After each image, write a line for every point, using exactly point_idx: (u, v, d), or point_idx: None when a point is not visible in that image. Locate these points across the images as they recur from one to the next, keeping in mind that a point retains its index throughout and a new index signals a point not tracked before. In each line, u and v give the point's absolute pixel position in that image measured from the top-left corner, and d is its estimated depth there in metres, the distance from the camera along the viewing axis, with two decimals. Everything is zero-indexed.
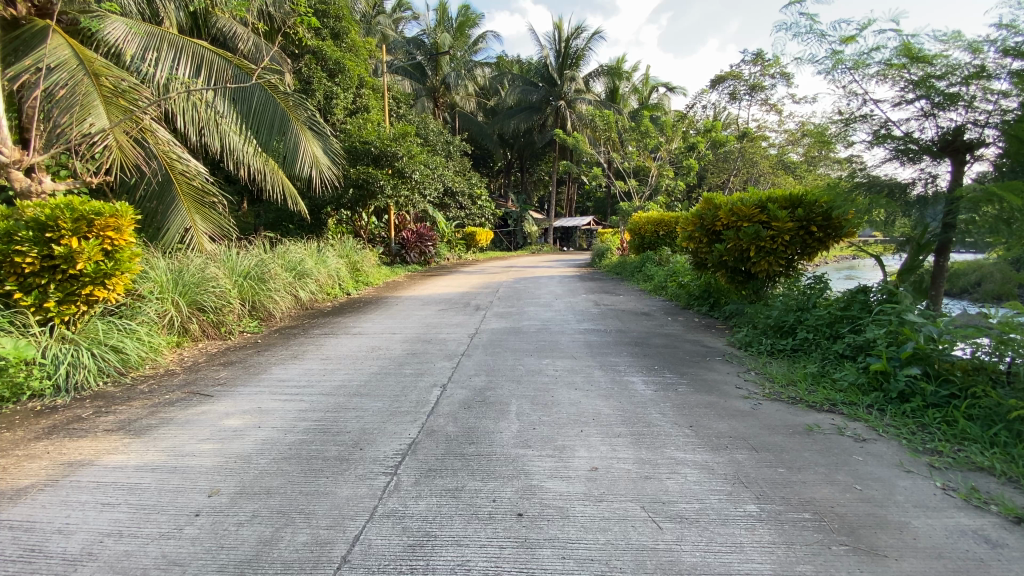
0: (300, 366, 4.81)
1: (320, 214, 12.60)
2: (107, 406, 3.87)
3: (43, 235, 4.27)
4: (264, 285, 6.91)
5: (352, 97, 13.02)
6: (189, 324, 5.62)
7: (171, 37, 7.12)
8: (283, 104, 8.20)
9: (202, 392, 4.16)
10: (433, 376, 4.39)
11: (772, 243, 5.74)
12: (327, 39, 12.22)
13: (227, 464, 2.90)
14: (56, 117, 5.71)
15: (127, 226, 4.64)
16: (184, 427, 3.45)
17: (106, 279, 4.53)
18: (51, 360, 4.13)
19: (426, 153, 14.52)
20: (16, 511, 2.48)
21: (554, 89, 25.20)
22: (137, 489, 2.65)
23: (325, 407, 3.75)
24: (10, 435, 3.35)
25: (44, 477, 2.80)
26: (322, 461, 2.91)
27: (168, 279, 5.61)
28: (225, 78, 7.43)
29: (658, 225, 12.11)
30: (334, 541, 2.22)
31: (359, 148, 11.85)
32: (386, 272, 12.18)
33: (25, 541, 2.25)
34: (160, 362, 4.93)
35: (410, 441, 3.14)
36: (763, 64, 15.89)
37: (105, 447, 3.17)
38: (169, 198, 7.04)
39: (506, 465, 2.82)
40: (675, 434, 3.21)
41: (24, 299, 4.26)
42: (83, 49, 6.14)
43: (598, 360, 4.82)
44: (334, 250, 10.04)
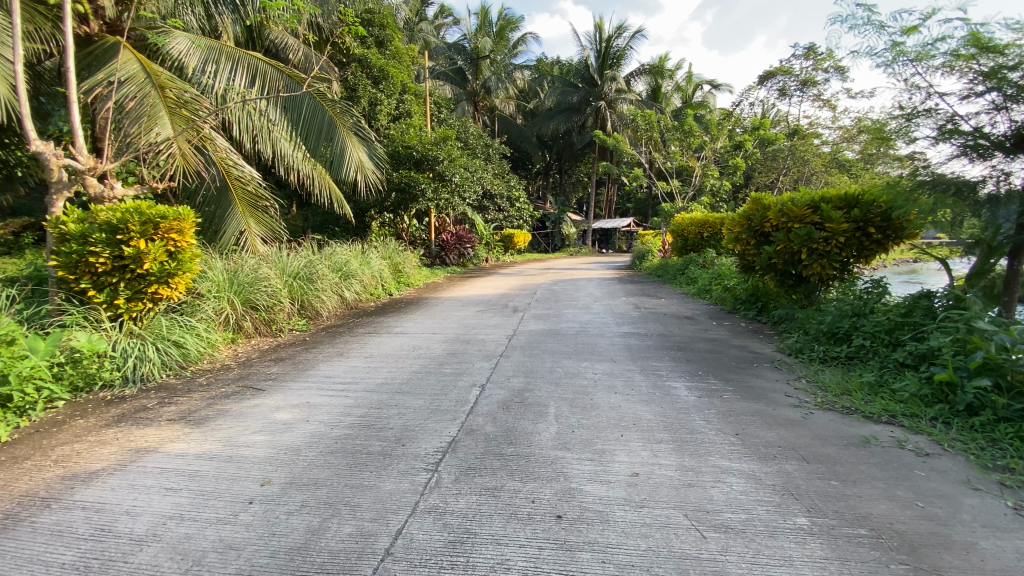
0: (345, 363, 4.98)
1: (364, 217, 13.00)
2: (170, 397, 4.13)
3: (114, 237, 4.59)
4: (313, 285, 7.20)
5: (395, 103, 13.35)
6: (243, 322, 5.91)
7: (228, 49, 7.52)
8: (331, 111, 8.52)
9: (255, 386, 4.37)
10: (472, 377, 4.42)
11: (825, 246, 5.47)
12: (371, 48, 12.57)
13: (278, 456, 3.03)
14: (125, 127, 6.13)
15: (189, 229, 4.95)
16: (238, 419, 3.63)
17: (169, 278, 4.84)
18: (120, 353, 4.46)
19: (466, 156, 14.71)
20: (88, 493, 2.68)
21: (594, 90, 25.12)
22: (196, 477, 2.81)
23: (369, 403, 3.85)
24: (84, 422, 3.63)
25: (112, 463, 3.01)
26: (366, 456, 3.00)
27: (225, 279, 5.91)
28: (278, 87, 7.79)
29: (703, 226, 11.77)
30: (378, 534, 2.27)
31: (402, 153, 12.19)
32: (426, 274, 12.37)
33: (96, 521, 2.42)
34: (217, 357, 5.21)
35: (450, 439, 3.19)
36: (816, 58, 15.22)
37: (168, 435, 3.38)
38: (226, 202, 7.45)
39: (546, 467, 2.82)
40: (720, 442, 3.12)
41: (97, 296, 4.60)
42: (149, 64, 6.59)
43: (638, 364, 4.74)
44: (377, 252, 10.32)
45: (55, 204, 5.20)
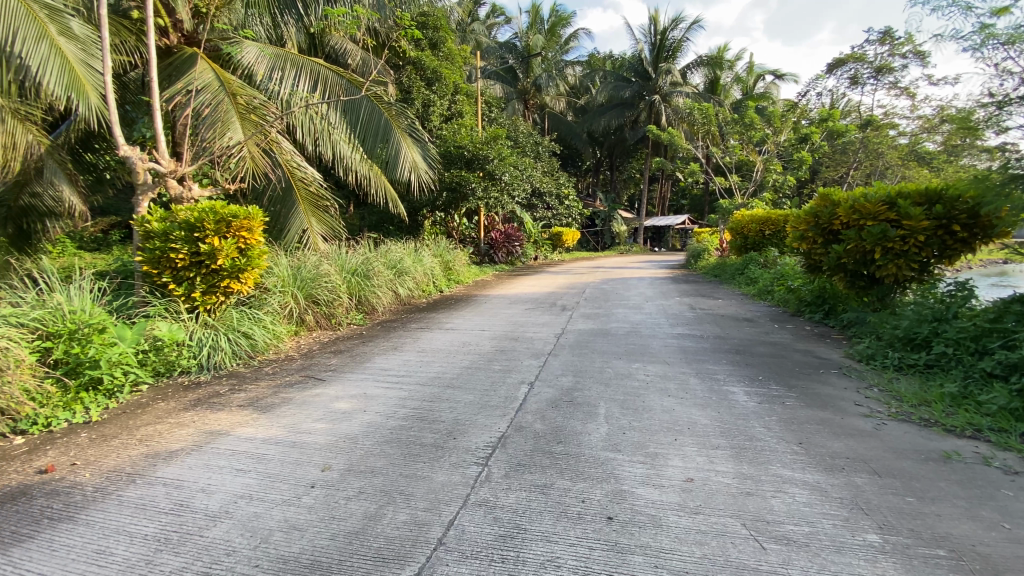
0: (399, 357, 5.14)
1: (417, 216, 13.35)
2: (240, 384, 4.42)
3: (192, 235, 4.97)
4: (369, 281, 7.47)
5: (447, 104, 13.58)
6: (305, 315, 6.22)
7: (293, 57, 7.93)
8: (387, 113, 8.78)
9: (316, 376, 4.60)
10: (521, 374, 4.45)
11: (902, 245, 5.10)
12: (425, 50, 12.87)
13: (338, 443, 3.18)
14: (202, 132, 6.60)
15: (257, 227, 5.28)
16: (301, 407, 3.83)
17: (240, 274, 5.17)
18: (196, 342, 4.83)
19: (516, 154, 14.77)
20: (169, 470, 2.92)
21: (648, 84, 24.60)
22: (263, 459, 2.99)
23: (421, 396, 3.96)
24: (166, 405, 3.96)
25: (189, 443, 3.26)
26: (419, 447, 3.08)
27: (289, 274, 6.24)
28: (338, 91, 8.13)
29: (764, 224, 11.39)
30: (431, 523, 2.34)
31: (453, 153, 12.46)
32: (476, 271, 12.55)
33: (176, 497, 2.64)
34: (281, 348, 5.51)
35: (500, 434, 3.22)
36: (893, 43, 14.14)
37: (239, 420, 3.62)
38: (290, 202, 7.87)
39: (596, 467, 2.79)
40: (781, 450, 2.97)
41: (177, 289, 4.99)
42: (223, 72, 7.04)
43: (693, 367, 4.60)
44: (429, 249, 10.56)
45: (141, 204, 5.68)
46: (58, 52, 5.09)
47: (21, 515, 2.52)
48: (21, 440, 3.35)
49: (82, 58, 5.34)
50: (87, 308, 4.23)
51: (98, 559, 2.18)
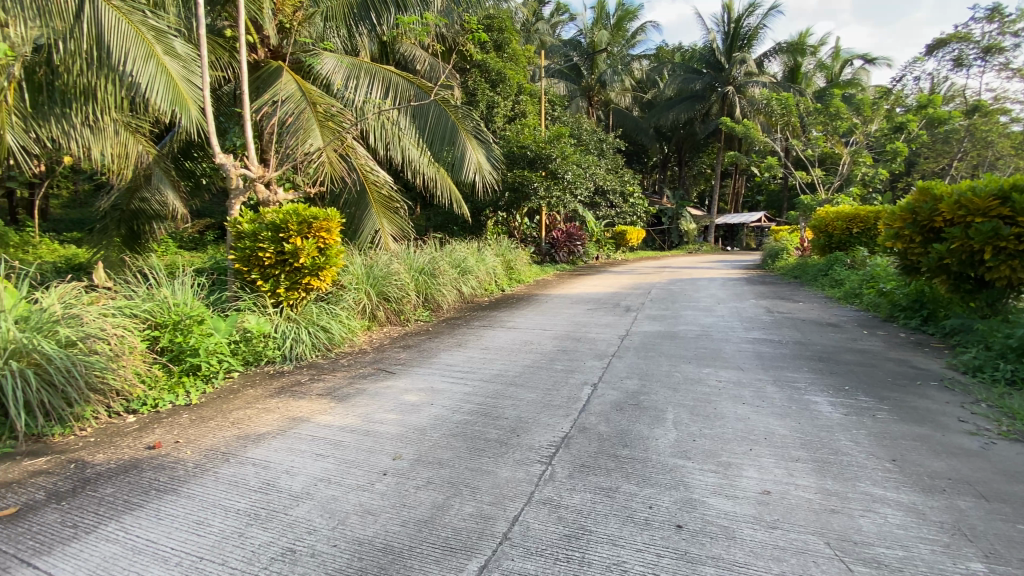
0: (463, 354, 5.27)
1: (480, 216, 13.58)
2: (318, 375, 4.72)
3: (278, 235, 5.38)
4: (435, 280, 7.72)
5: (511, 104, 13.68)
6: (377, 311, 6.53)
7: (367, 66, 8.34)
8: (453, 116, 8.98)
9: (387, 369, 4.82)
10: (584, 375, 4.41)
11: (1017, 245, 4.55)
12: (490, 52, 13.06)
13: (407, 434, 3.31)
14: (287, 140, 7.10)
15: (336, 227, 5.62)
16: (373, 398, 4.03)
17: (319, 271, 5.53)
18: (281, 334, 5.21)
19: (580, 153, 14.64)
20: (258, 451, 3.18)
21: (721, 75, 23.73)
22: (339, 446, 3.18)
23: (485, 393, 4.03)
24: (254, 391, 4.31)
25: (275, 427, 3.53)
26: (484, 442, 3.14)
27: (363, 273, 6.57)
28: (408, 97, 8.46)
29: (851, 221, 10.56)
30: (496, 518, 2.38)
31: (517, 153, 12.59)
32: (537, 271, 12.58)
33: (263, 476, 2.86)
34: (355, 342, 5.82)
35: (563, 434, 3.21)
36: (1004, 20, 12.57)
37: (318, 408, 3.87)
38: (364, 204, 8.30)
39: (664, 474, 2.71)
40: (870, 467, 2.74)
41: (265, 285, 5.40)
42: (304, 83, 7.51)
43: (769, 374, 4.34)
44: (491, 249, 10.71)
45: (234, 207, 6.18)
46: (164, 70, 5.60)
47: (135, 485, 2.84)
48: (134, 418, 3.77)
49: (182, 74, 5.88)
50: (188, 300, 4.68)
51: (198, 529, 2.41)
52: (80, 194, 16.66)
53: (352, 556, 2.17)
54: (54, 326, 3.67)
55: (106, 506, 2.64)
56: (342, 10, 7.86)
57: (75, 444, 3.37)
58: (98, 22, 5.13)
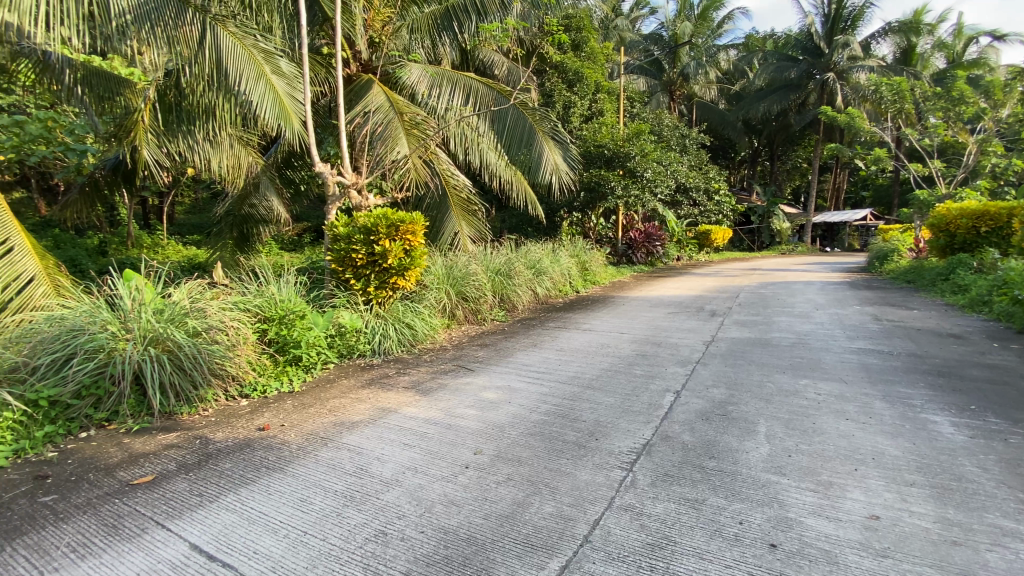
0: (540, 354, 5.31)
1: (555, 217, 13.59)
2: (403, 369, 4.99)
3: (370, 238, 5.76)
4: (511, 281, 7.84)
5: (589, 103, 13.53)
6: (457, 310, 6.77)
7: (449, 73, 8.65)
8: (531, 119, 9.04)
9: (466, 366, 4.98)
10: (666, 381, 4.26)
11: None
12: (568, 52, 13.03)
13: (488, 430, 3.40)
14: (377, 148, 7.49)
15: (420, 230, 5.92)
16: (454, 394, 4.18)
17: (405, 271, 5.85)
18: (371, 330, 5.57)
19: (660, 150, 14.16)
20: (352, 438, 3.43)
21: (819, 61, 22.02)
22: (425, 438, 3.34)
23: (563, 394, 4.04)
24: (348, 382, 4.65)
25: (367, 416, 3.79)
26: (563, 443, 3.15)
27: (444, 273, 6.83)
28: (487, 102, 8.66)
29: (979, 218, 9.29)
30: (576, 519, 2.39)
31: (594, 152, 12.43)
32: (613, 272, 12.35)
33: (357, 462, 3.08)
34: (437, 339, 6.07)
35: (645, 441, 3.14)
36: None
37: (404, 400, 4.09)
38: (445, 208, 8.65)
39: (756, 489, 2.57)
40: (1004, 498, 2.41)
41: (357, 284, 5.79)
42: (392, 94, 7.91)
43: (877, 388, 3.94)
44: (567, 250, 10.67)
45: (331, 212, 6.67)
46: (272, 88, 6.18)
47: (249, 462, 3.17)
48: (246, 402, 4.21)
49: (286, 91, 6.46)
50: (291, 296, 5.13)
51: (302, 506, 2.65)
52: (200, 201, 18.76)
53: (438, 544, 2.27)
54: (184, 318, 4.18)
55: (226, 479, 2.97)
56: (428, 21, 8.31)
57: (199, 422, 3.82)
58: (217, 48, 5.77)
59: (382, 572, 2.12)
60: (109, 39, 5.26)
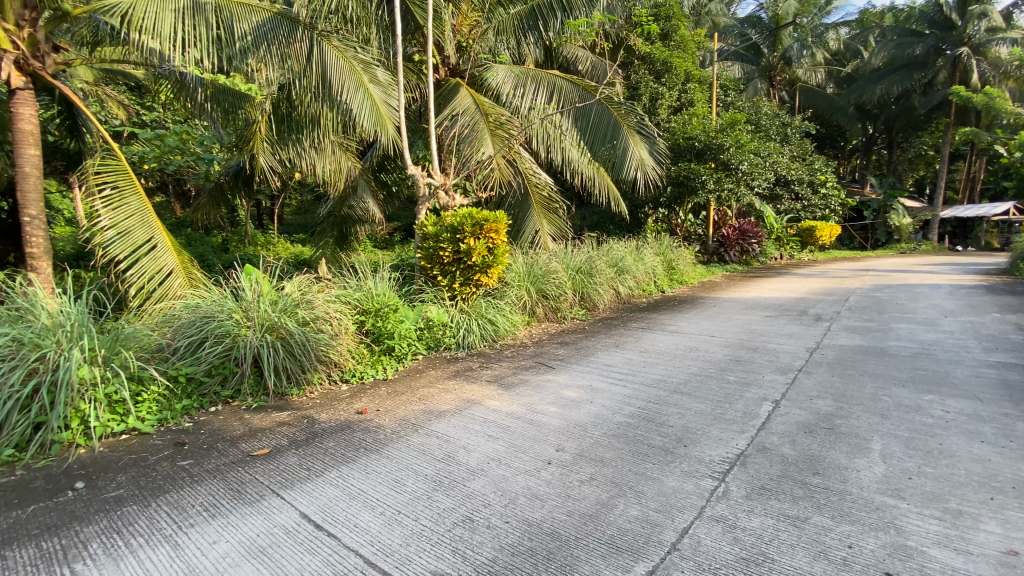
0: (623, 355, 5.21)
1: (639, 213, 13.21)
2: (486, 363, 5.13)
3: (456, 236, 6.00)
4: (593, 279, 7.74)
5: (678, 94, 12.98)
6: (537, 308, 6.82)
7: (533, 72, 8.70)
8: (616, 114, 8.83)
9: (547, 364, 5.02)
10: (762, 390, 3.98)
11: None
12: (657, 43, 12.60)
13: (570, 429, 3.41)
14: (463, 150, 7.73)
15: (503, 228, 6.08)
16: (536, 390, 4.23)
17: (488, 269, 6.02)
18: (456, 325, 5.79)
19: (757, 140, 13.24)
20: (440, 426, 3.59)
21: (951, 35, 19.64)
22: (508, 431, 3.42)
23: (648, 397, 3.93)
24: (434, 373, 4.87)
25: (453, 407, 3.95)
26: (648, 447, 3.08)
27: (525, 271, 6.91)
28: (571, 99, 8.60)
29: None
30: (663, 526, 2.33)
31: (683, 145, 11.88)
32: (702, 271, 11.74)
33: (445, 449, 3.23)
34: (517, 335, 6.16)
35: (738, 451, 2.98)
36: None
37: (487, 393, 4.21)
38: (526, 207, 8.75)
39: (868, 512, 2.34)
40: None
41: (443, 280, 6.04)
42: (478, 96, 8.11)
43: (1022, 408, 3.41)
44: (651, 248, 10.31)
45: (421, 211, 7.02)
46: (369, 96, 6.60)
47: (349, 442, 3.44)
48: (346, 386, 4.58)
49: (382, 98, 6.87)
50: (385, 290, 5.48)
51: (396, 487, 2.83)
52: (304, 203, 20.50)
53: (523, 535, 2.32)
54: (295, 308, 4.61)
55: (329, 457, 3.25)
56: (512, 23, 8.55)
57: (306, 403, 4.22)
58: (323, 62, 6.28)
59: (469, 557, 2.21)
60: (233, 59, 5.92)
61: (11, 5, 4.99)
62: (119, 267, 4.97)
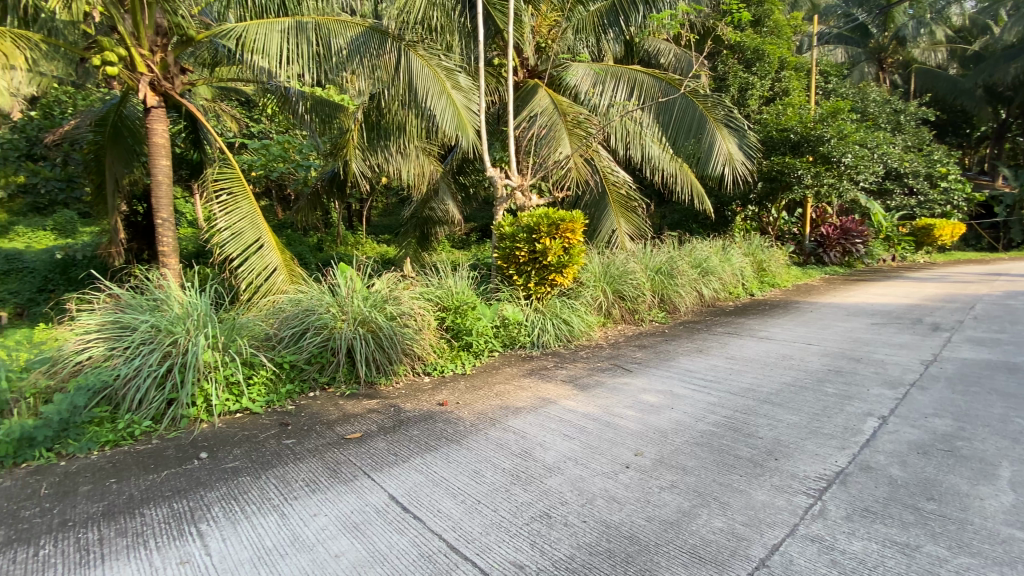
0: (706, 360, 4.98)
1: (726, 211, 12.53)
2: (561, 363, 5.15)
3: (531, 236, 6.07)
4: (674, 280, 7.46)
5: (770, 83, 12.16)
6: (613, 309, 6.70)
7: (614, 69, 8.57)
8: (702, 107, 8.41)
9: (624, 366, 4.93)
10: (867, 405, 3.63)
11: None
12: (748, 30, 11.90)
13: (649, 434, 3.33)
14: (541, 151, 7.78)
15: (580, 228, 6.06)
16: (613, 393, 4.18)
17: (563, 268, 6.03)
18: (531, 323, 5.85)
19: (864, 129, 12.05)
20: (517, 422, 3.66)
21: None
22: (585, 432, 3.41)
23: (734, 406, 3.74)
24: (510, 370, 4.97)
25: (529, 404, 4.01)
26: (735, 458, 2.93)
27: (601, 271, 6.82)
28: (653, 94, 8.35)
29: None
30: (751, 540, 2.22)
31: (776, 137, 11.10)
32: (797, 274, 10.89)
33: (522, 445, 3.29)
34: (593, 336, 6.10)
35: (837, 469, 2.75)
36: None
37: (563, 393, 4.22)
38: (603, 206, 8.64)
39: (997, 547, 2.07)
40: None
41: (519, 280, 6.14)
42: (556, 96, 8.12)
43: None
44: (739, 248, 9.73)
45: (498, 212, 7.17)
46: (452, 103, 6.82)
47: (431, 432, 3.62)
48: (428, 379, 4.81)
49: (464, 104, 7.05)
50: (464, 288, 5.68)
51: (475, 477, 2.93)
52: (390, 205, 21.64)
53: (601, 536, 2.32)
54: (384, 304, 4.91)
55: (413, 444, 3.44)
56: (592, 19, 8.51)
57: (392, 392, 4.49)
58: (410, 71, 6.60)
59: (547, 552, 2.25)
60: (330, 73, 6.39)
61: (147, 34, 5.73)
62: (232, 265, 5.58)
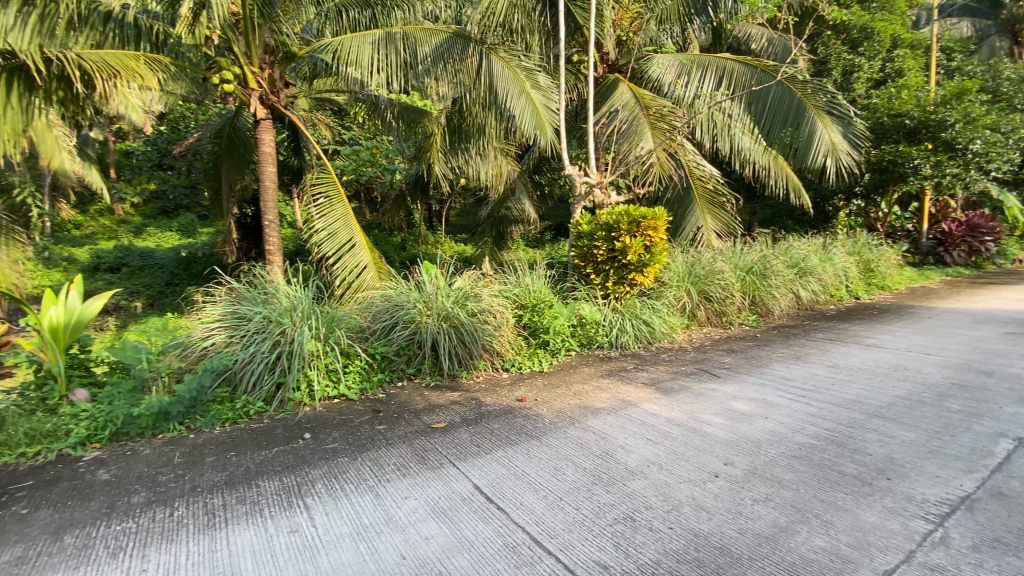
0: (803, 368, 4.63)
1: (826, 206, 11.51)
2: (642, 365, 5.03)
3: (610, 234, 5.98)
4: (766, 281, 6.98)
5: (880, 64, 10.99)
6: (698, 310, 6.41)
7: (701, 58, 8.22)
8: (801, 94, 7.83)
9: (710, 371, 4.71)
10: (1000, 424, 3.21)
11: None
12: (854, 7, 10.84)
13: (740, 443, 3.17)
14: (621, 146, 7.61)
15: (662, 226, 5.88)
16: (698, 398, 4.01)
17: (644, 267, 5.89)
18: (609, 323, 5.76)
19: (998, 110, 10.54)
20: (598, 422, 3.64)
21: None
22: (669, 437, 3.31)
23: (837, 419, 3.44)
24: (589, 370, 4.93)
25: (609, 405, 3.96)
26: (839, 475, 2.71)
27: (684, 271, 6.56)
28: (744, 82, 7.90)
29: None
30: (859, 564, 2.05)
31: (888, 124, 10.02)
32: (911, 275, 9.76)
33: (602, 445, 3.27)
34: (676, 338, 5.88)
35: (964, 494, 2.46)
36: None
37: (645, 396, 4.12)
38: (687, 202, 8.29)
39: None
40: None
41: (597, 279, 6.09)
42: (638, 89, 7.91)
43: None
44: (842, 246, 8.91)
45: (576, 210, 7.14)
46: (531, 102, 6.82)
47: (512, 426, 3.69)
48: (506, 375, 4.91)
49: (543, 102, 7.03)
50: (542, 287, 5.72)
51: (557, 474, 2.96)
52: (467, 205, 22.25)
53: (689, 544, 2.25)
54: (466, 300, 5.09)
55: (495, 437, 3.53)
56: (678, 8, 8.05)
57: (473, 386, 4.64)
58: (491, 73, 6.74)
59: (632, 555, 2.22)
60: (416, 79, 6.70)
61: (258, 53, 6.38)
62: (328, 262, 6.04)
